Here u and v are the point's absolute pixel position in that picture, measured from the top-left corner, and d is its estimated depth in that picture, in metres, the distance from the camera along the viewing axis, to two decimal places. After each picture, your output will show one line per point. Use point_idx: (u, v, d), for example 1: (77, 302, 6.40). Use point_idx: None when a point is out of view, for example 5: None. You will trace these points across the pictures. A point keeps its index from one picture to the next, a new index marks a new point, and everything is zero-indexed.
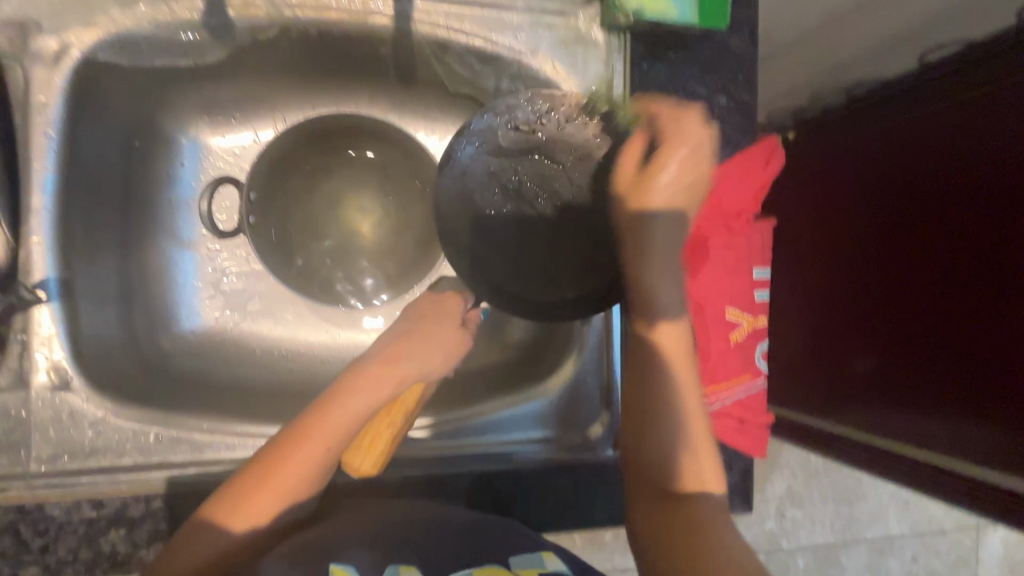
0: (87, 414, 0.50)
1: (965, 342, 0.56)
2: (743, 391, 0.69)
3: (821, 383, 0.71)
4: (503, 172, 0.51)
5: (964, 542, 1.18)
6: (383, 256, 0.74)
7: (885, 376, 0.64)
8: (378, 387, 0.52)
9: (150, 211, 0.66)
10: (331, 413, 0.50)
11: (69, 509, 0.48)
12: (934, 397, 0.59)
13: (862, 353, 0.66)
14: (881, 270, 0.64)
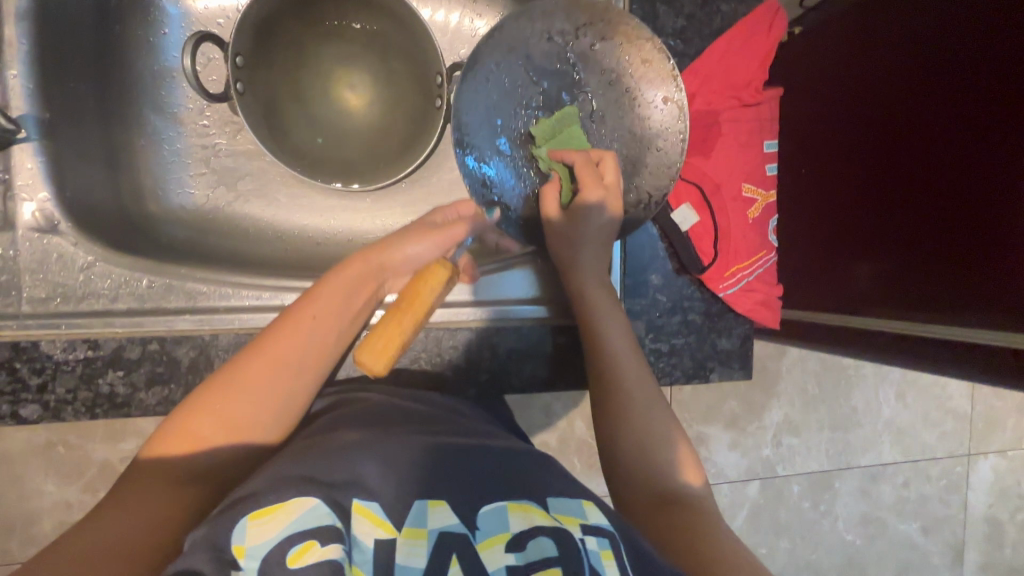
0: (76, 257, 0.51)
1: (985, 206, 0.49)
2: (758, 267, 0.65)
3: (830, 296, 0.65)
4: (529, 87, 0.62)
5: (955, 469, 1.19)
6: (377, 135, 0.72)
7: (889, 259, 0.58)
8: (362, 268, 0.54)
9: (139, 75, 0.64)
10: (322, 294, 0.51)
11: (66, 349, 0.48)
12: (954, 298, 0.52)
13: (864, 257, 0.61)
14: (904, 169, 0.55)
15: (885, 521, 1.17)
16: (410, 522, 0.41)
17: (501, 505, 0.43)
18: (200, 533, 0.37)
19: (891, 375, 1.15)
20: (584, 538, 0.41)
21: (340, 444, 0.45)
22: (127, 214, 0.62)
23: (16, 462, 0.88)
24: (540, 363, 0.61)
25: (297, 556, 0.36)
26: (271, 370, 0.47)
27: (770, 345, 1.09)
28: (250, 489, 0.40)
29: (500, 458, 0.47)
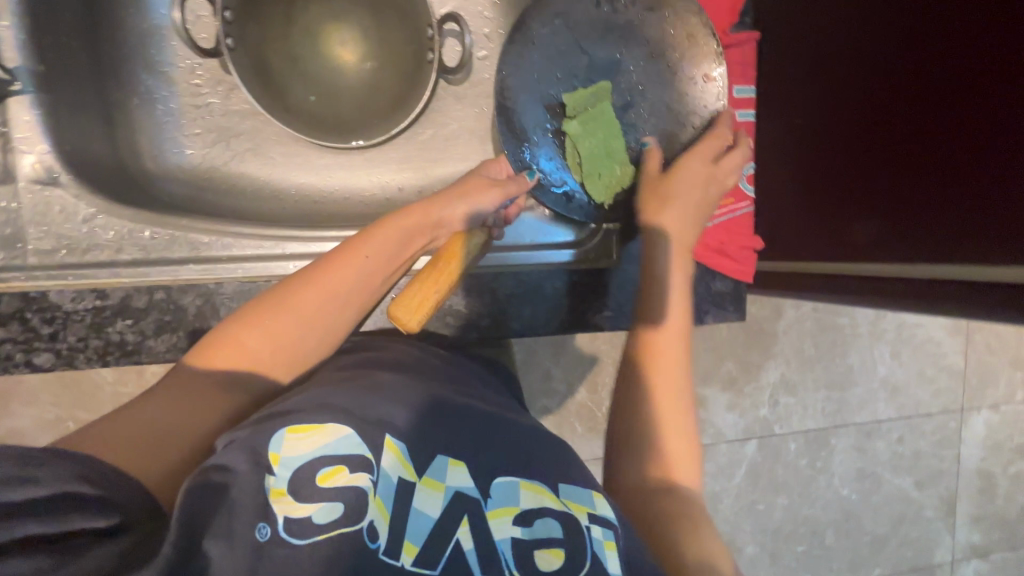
0: (79, 210, 0.52)
1: (980, 146, 0.47)
2: (723, 213, 0.66)
3: (830, 251, 0.64)
4: (571, 58, 0.63)
5: (948, 424, 1.22)
6: (370, 93, 0.72)
7: (881, 211, 0.56)
8: (416, 214, 0.56)
9: (130, 33, 0.64)
10: (371, 241, 0.53)
11: (74, 299, 0.49)
12: (957, 238, 0.50)
13: (857, 212, 0.59)
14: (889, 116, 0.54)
15: (881, 476, 1.20)
16: (429, 472, 0.41)
17: (517, 480, 0.42)
18: (238, 435, 0.39)
19: (886, 333, 1.17)
20: (591, 526, 0.41)
21: (379, 386, 0.46)
22: (125, 170, 0.63)
23: (30, 438, 0.90)
24: (541, 308, 0.63)
25: (326, 477, 0.38)
26: (330, 304, 0.50)
27: (768, 305, 1.11)
28: (280, 408, 0.41)
29: (526, 435, 0.46)
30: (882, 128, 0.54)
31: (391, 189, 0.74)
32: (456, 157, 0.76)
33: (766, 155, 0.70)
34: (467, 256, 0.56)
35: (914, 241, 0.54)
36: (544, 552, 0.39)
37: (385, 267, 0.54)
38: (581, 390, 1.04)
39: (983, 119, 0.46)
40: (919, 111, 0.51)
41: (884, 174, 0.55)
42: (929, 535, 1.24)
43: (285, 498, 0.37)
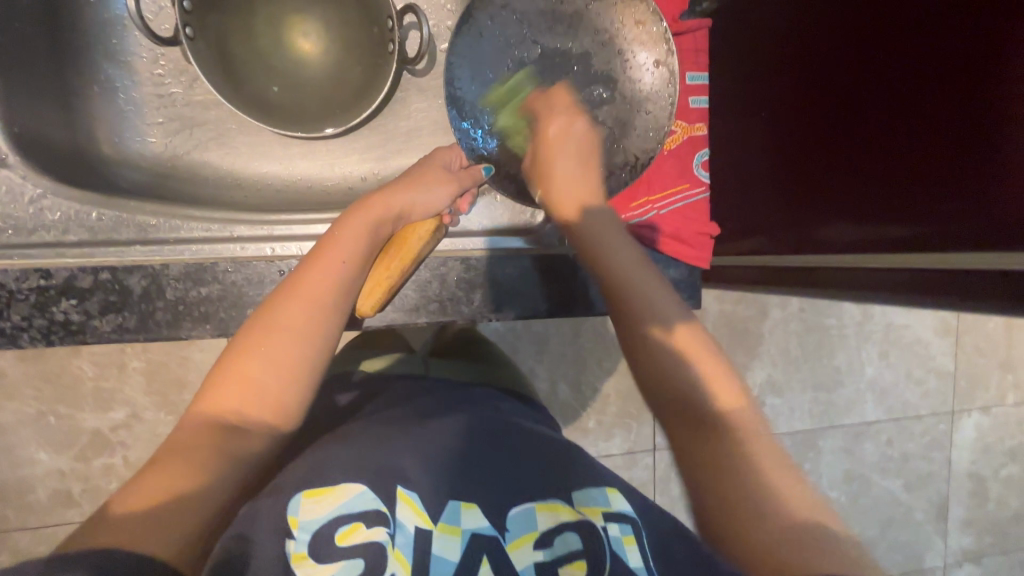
0: (27, 190, 0.52)
1: (968, 133, 0.46)
2: (680, 198, 0.66)
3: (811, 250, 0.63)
4: (519, 43, 0.62)
5: (937, 427, 1.21)
6: (334, 84, 0.73)
7: (867, 207, 0.55)
8: (376, 209, 0.56)
9: (90, 22, 0.65)
10: (344, 241, 0.53)
11: (19, 278, 0.50)
12: (951, 227, 0.49)
13: (839, 210, 0.58)
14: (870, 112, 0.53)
15: (868, 478, 1.19)
16: (445, 518, 0.47)
17: (530, 507, 0.48)
18: (262, 504, 0.44)
19: (873, 334, 1.17)
20: (608, 526, 0.48)
21: (381, 436, 0.51)
22: (82, 156, 0.63)
23: (10, 432, 0.90)
24: (494, 290, 0.63)
25: (345, 537, 0.44)
26: (313, 307, 0.49)
27: (751, 305, 1.11)
28: (306, 471, 0.47)
29: (523, 450, 0.53)
30: (864, 123, 0.54)
31: (354, 179, 0.75)
32: (419, 147, 0.76)
33: (744, 153, 0.70)
34: (424, 241, 0.58)
35: (904, 234, 0.53)
36: (568, 566, 0.45)
37: (365, 266, 0.54)
38: (559, 387, 1.03)
39: (965, 115, 0.46)
40: (898, 107, 0.51)
41: (868, 169, 0.54)
42: (920, 539, 1.23)
43: (307, 561, 0.42)
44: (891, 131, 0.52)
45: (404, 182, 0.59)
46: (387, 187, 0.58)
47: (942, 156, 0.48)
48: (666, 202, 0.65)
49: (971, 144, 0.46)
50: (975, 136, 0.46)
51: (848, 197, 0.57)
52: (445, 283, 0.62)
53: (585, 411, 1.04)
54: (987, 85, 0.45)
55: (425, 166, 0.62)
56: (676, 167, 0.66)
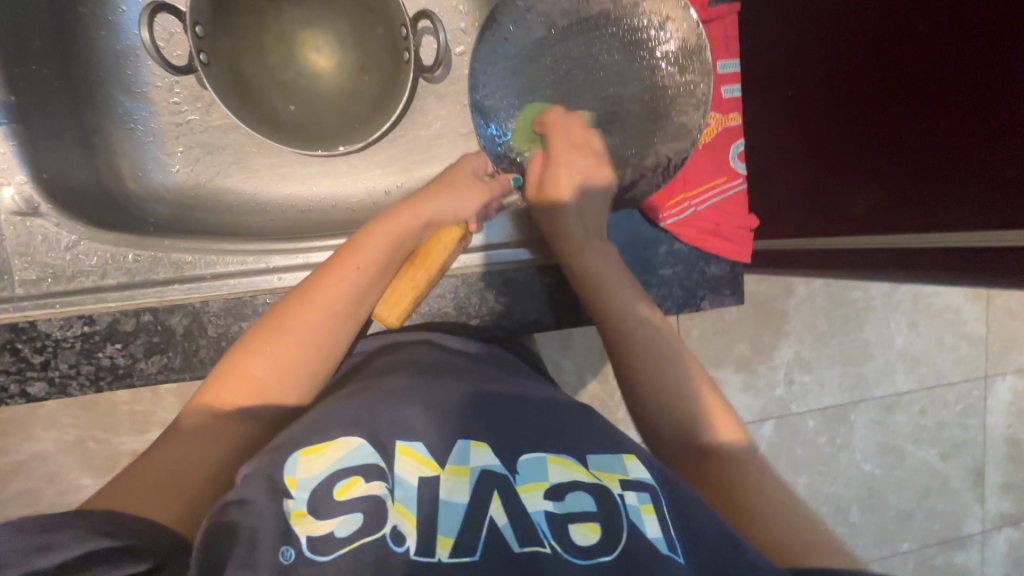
0: (61, 237, 0.52)
1: (987, 113, 0.44)
2: (717, 192, 0.64)
3: (832, 226, 0.62)
4: (545, 45, 0.62)
5: (972, 392, 1.19)
6: (350, 98, 0.72)
7: (886, 184, 0.54)
8: (400, 219, 0.54)
9: (104, 57, 0.64)
10: (358, 253, 0.52)
11: (63, 326, 0.50)
12: (968, 208, 0.48)
13: (862, 188, 0.57)
14: (888, 86, 0.51)
15: (904, 449, 1.17)
16: (450, 460, 0.41)
17: (542, 455, 0.42)
18: (256, 461, 0.39)
19: (903, 304, 1.14)
20: (625, 494, 0.40)
21: (383, 392, 0.45)
22: (105, 192, 0.62)
23: (59, 460, 0.92)
24: (531, 302, 0.62)
25: (343, 491, 0.38)
26: (324, 315, 0.49)
27: (778, 285, 1.09)
28: (305, 426, 0.41)
29: (544, 408, 0.46)
30: (870, 96, 0.53)
31: (378, 193, 0.74)
32: (440, 156, 0.75)
33: (766, 125, 0.68)
34: (449, 250, 0.56)
35: (922, 211, 0.51)
36: (579, 526, 0.39)
37: (380, 276, 0.52)
38: (591, 384, 1.02)
39: (970, 82, 0.45)
40: (903, 78, 0.50)
41: (886, 147, 0.53)
42: (958, 505, 1.20)
43: (305, 519, 0.36)
44: (910, 108, 0.50)
45: (435, 189, 0.57)
46: (418, 196, 0.56)
47: (950, 127, 0.47)
48: (706, 195, 0.64)
49: (978, 113, 0.45)
50: (981, 104, 0.45)
51: (865, 171, 0.56)
52: (485, 297, 0.61)
53: (617, 402, 1.03)
54: (988, 50, 0.43)
55: (455, 174, 0.60)
56: (715, 159, 0.64)
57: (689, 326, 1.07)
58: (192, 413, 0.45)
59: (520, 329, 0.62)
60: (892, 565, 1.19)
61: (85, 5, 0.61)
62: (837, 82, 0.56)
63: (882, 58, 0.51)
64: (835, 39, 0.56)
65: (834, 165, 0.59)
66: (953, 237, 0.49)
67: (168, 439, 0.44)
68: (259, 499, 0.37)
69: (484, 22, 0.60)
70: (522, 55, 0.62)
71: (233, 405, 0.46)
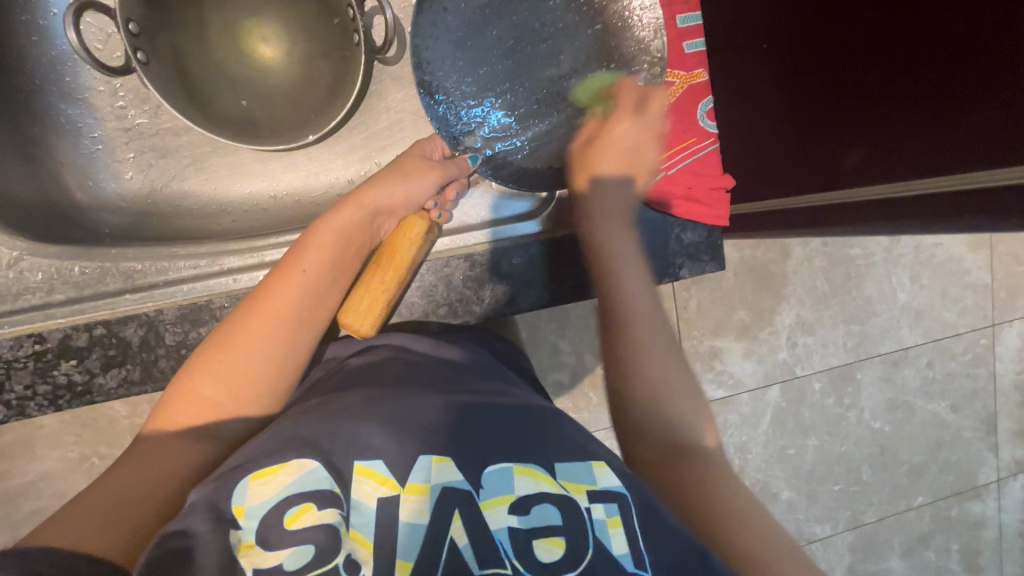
0: (3, 254, 0.50)
1: (965, 48, 0.42)
2: (688, 154, 0.61)
3: (813, 182, 0.59)
4: (490, 12, 0.60)
5: (979, 342, 1.16)
6: (303, 86, 0.69)
7: (863, 135, 0.51)
8: (350, 215, 0.53)
9: (39, 67, 0.61)
10: (310, 254, 0.50)
11: (14, 347, 0.48)
12: (951, 151, 0.45)
13: (840, 140, 0.54)
14: (859, 31, 0.48)
15: (912, 405, 1.15)
16: (412, 479, 0.40)
17: (509, 465, 0.41)
18: (202, 490, 0.38)
19: (903, 257, 1.11)
20: (592, 507, 0.40)
21: (344, 406, 0.44)
22: (56, 206, 0.60)
23: (57, 479, 0.91)
24: (501, 283, 0.59)
25: (294, 519, 0.37)
26: (277, 323, 0.48)
27: (771, 247, 1.06)
28: (255, 450, 0.41)
29: (512, 415, 0.45)
30: (838, 45, 0.50)
31: (344, 185, 0.71)
32: (404, 140, 0.72)
33: (739, 83, 0.65)
34: (417, 246, 0.54)
35: (905, 158, 0.49)
36: (543, 541, 0.39)
37: (335, 277, 0.51)
38: (585, 363, 1.00)
39: (942, 14, 0.42)
40: (871, 20, 0.47)
41: (861, 95, 0.50)
42: (972, 456, 1.18)
43: (253, 550, 0.36)
44: (883, 51, 0.47)
45: (382, 176, 0.56)
46: (362, 184, 0.54)
47: (925, 65, 0.44)
48: (676, 160, 0.61)
49: (952, 47, 0.42)
50: (959, 39, 0.42)
51: (841, 125, 0.53)
52: (455, 282, 0.59)
53: None
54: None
55: (404, 158, 0.58)
56: (681, 120, 0.61)
57: (682, 297, 1.04)
58: (152, 436, 0.45)
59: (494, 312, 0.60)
60: (906, 521, 1.18)
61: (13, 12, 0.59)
62: (807, 32, 0.53)
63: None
64: None
65: (810, 123, 0.57)
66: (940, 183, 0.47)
67: (124, 463, 0.44)
68: (212, 518, 0.36)
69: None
70: (466, 27, 0.59)
71: (190, 425, 0.45)
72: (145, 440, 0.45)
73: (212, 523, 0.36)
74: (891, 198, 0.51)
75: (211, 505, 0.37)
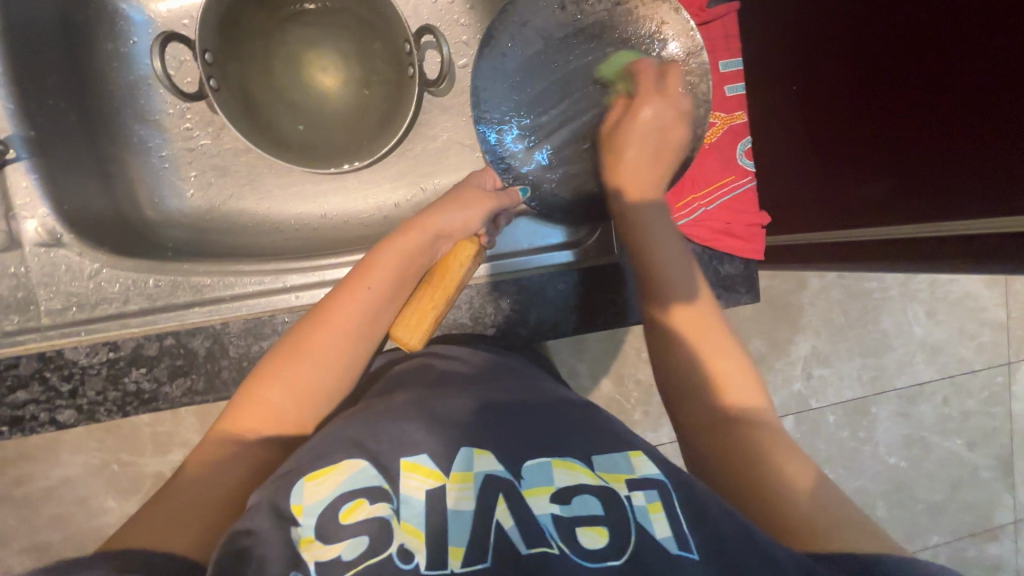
0: (84, 265, 0.54)
1: (998, 102, 0.44)
2: (727, 191, 0.65)
3: (846, 214, 0.61)
4: (544, 57, 0.64)
5: (996, 379, 1.16)
6: (357, 113, 0.73)
7: (899, 174, 0.53)
8: (411, 236, 0.54)
9: (117, 89, 0.65)
10: (370, 271, 0.52)
11: (89, 353, 0.51)
12: (982, 195, 0.47)
13: (875, 176, 0.56)
14: (898, 78, 0.50)
15: (930, 440, 1.15)
16: (455, 467, 0.41)
17: (547, 459, 0.42)
18: (262, 491, 0.39)
19: (920, 293, 1.12)
20: (631, 494, 0.41)
21: (390, 407, 0.46)
22: (124, 219, 0.63)
23: (88, 485, 0.93)
24: (547, 308, 0.62)
25: (349, 514, 0.38)
26: (338, 336, 0.49)
27: (791, 279, 1.08)
28: (306, 451, 0.41)
29: (547, 413, 0.47)
30: (875, 86, 0.53)
31: (390, 208, 0.74)
32: (449, 167, 0.75)
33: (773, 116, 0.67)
34: (465, 268, 0.55)
35: (938, 197, 0.50)
36: (586, 530, 0.39)
37: (392, 294, 0.52)
38: (608, 389, 1.02)
39: (976, 66, 0.44)
40: (909, 65, 0.49)
41: (898, 137, 0.52)
42: (989, 496, 1.18)
43: (314, 544, 0.37)
44: (922, 98, 0.49)
45: (445, 202, 0.57)
46: (424, 209, 0.56)
47: (958, 113, 0.46)
48: (712, 193, 0.64)
49: (986, 99, 0.44)
50: (994, 93, 0.44)
51: (874, 162, 0.55)
52: (502, 306, 0.61)
53: (634, 404, 1.03)
54: (991, 33, 0.43)
55: (463, 187, 0.60)
56: (721, 158, 0.65)
57: None
58: (214, 442, 0.46)
59: (541, 335, 0.62)
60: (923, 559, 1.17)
61: (99, 40, 0.64)
62: (845, 74, 0.56)
63: (890, 48, 0.50)
64: (842, 28, 0.55)
65: (845, 158, 0.59)
66: (969, 224, 0.49)
67: (189, 462, 0.45)
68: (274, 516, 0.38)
69: (482, 40, 0.62)
70: (521, 71, 0.64)
71: (255, 432, 0.46)
72: (207, 445, 0.46)
73: (273, 522, 0.37)
74: (923, 235, 0.53)
75: (272, 506, 0.38)
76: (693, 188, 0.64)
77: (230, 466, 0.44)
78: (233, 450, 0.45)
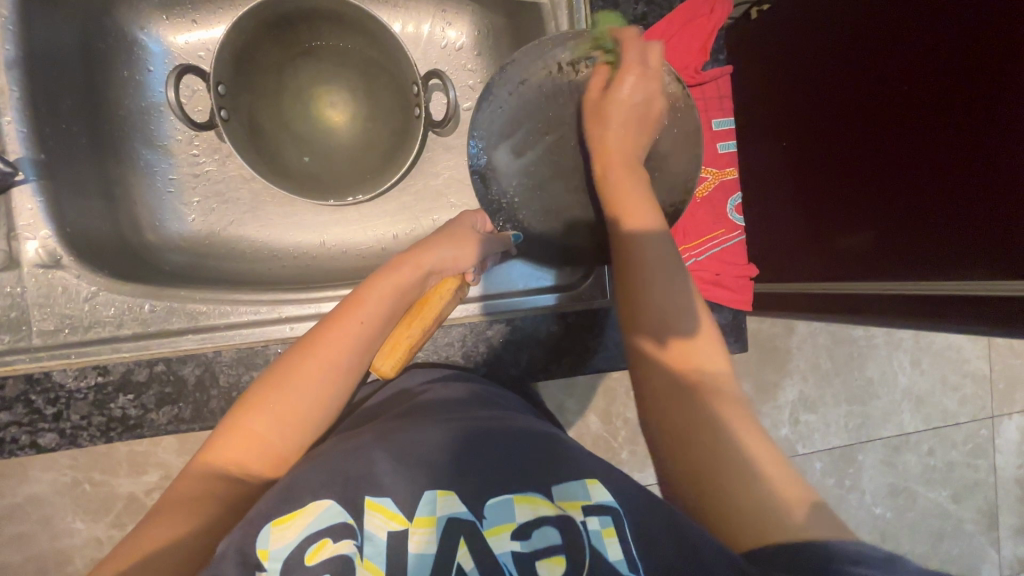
0: (80, 288, 0.54)
1: (970, 173, 0.45)
2: (716, 243, 0.70)
3: (821, 264, 0.63)
4: None
5: (979, 433, 1.17)
6: (361, 144, 0.75)
7: (875, 229, 0.55)
8: (403, 272, 0.55)
9: (128, 116, 0.67)
10: (362, 302, 0.52)
11: (77, 377, 0.52)
12: (951, 257, 0.48)
13: (855, 229, 0.57)
14: (880, 140, 0.52)
15: (913, 491, 1.15)
16: (419, 511, 0.41)
17: (509, 496, 0.42)
18: (229, 537, 0.38)
19: (904, 342, 1.14)
20: (587, 520, 0.41)
21: (358, 444, 0.46)
22: (125, 242, 0.64)
23: (54, 504, 0.90)
24: (538, 351, 0.63)
25: (313, 555, 0.38)
26: (324, 367, 0.49)
27: (778, 323, 1.10)
28: (278, 489, 0.41)
29: (515, 444, 0.46)
30: (871, 137, 0.53)
31: (389, 240, 0.75)
32: (449, 204, 0.76)
33: (759, 164, 0.69)
34: (446, 301, 0.57)
35: (908, 255, 0.52)
36: (545, 561, 0.39)
37: (382, 328, 0.53)
38: (598, 426, 1.01)
39: (973, 125, 0.44)
40: (889, 129, 0.51)
41: (876, 193, 0.54)
42: (974, 550, 1.17)
43: None
44: (901, 160, 0.51)
45: (433, 240, 0.58)
46: (415, 248, 0.57)
47: (946, 169, 0.47)
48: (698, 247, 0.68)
49: (981, 159, 0.44)
50: (965, 163, 0.45)
51: (859, 215, 0.56)
52: (500, 347, 0.63)
53: (620, 443, 1.02)
54: (991, 94, 0.43)
55: (454, 227, 0.61)
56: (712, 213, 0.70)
57: None
58: (195, 474, 0.45)
59: (538, 374, 0.63)
60: None
61: (115, 68, 0.66)
62: (832, 131, 0.58)
63: (875, 111, 0.52)
64: (833, 89, 0.57)
65: (827, 210, 0.60)
66: (937, 283, 0.49)
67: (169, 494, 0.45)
68: (242, 559, 0.37)
69: (479, 97, 0.65)
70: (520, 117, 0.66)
71: (231, 463, 0.46)
72: (187, 479, 0.45)
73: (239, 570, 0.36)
74: (892, 290, 0.54)
75: (240, 548, 0.38)
76: (684, 240, 0.68)
77: (201, 498, 0.43)
78: (210, 483, 0.45)
